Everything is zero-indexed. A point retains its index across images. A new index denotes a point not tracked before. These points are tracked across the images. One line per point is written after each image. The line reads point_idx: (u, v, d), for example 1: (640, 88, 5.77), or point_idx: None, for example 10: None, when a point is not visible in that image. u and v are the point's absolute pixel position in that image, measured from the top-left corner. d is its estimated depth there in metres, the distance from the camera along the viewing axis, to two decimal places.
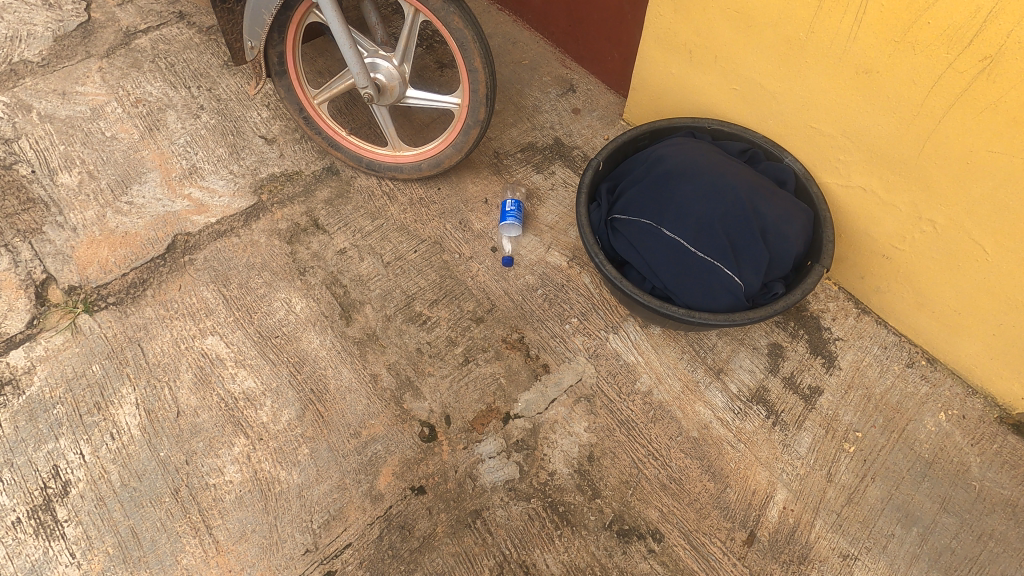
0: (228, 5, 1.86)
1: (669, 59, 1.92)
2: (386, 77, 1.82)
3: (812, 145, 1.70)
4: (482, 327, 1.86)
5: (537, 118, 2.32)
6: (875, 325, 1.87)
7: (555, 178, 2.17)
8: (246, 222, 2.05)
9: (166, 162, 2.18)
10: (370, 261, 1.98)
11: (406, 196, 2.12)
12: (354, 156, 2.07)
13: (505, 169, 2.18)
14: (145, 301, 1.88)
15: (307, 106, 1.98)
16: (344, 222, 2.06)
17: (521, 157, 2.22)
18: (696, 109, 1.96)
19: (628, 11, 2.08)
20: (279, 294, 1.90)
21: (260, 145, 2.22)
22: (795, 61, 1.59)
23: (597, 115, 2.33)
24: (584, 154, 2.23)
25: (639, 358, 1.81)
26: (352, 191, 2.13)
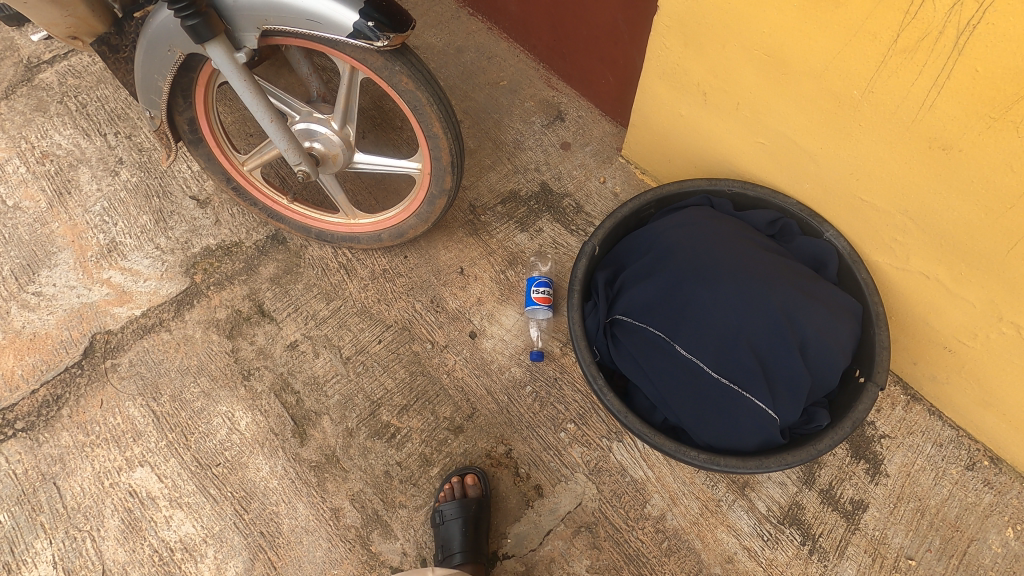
0: (120, 56, 1.47)
1: (677, 98, 1.54)
2: (324, 145, 1.45)
3: (860, 218, 1.35)
4: (461, 439, 1.57)
5: (520, 158, 1.94)
6: (927, 416, 1.58)
7: (543, 238, 1.82)
8: (177, 312, 1.72)
9: (80, 237, 1.83)
10: (326, 357, 1.67)
11: (366, 269, 1.79)
12: (302, 227, 1.73)
13: (483, 228, 1.83)
14: (59, 424, 1.58)
15: (235, 175, 1.61)
16: (294, 306, 1.73)
17: (502, 211, 1.86)
18: (710, 158, 1.59)
19: (625, 30, 1.68)
20: (219, 407, 1.60)
21: (191, 209, 1.87)
22: (843, 122, 1.22)
23: (590, 151, 1.95)
24: (577, 204, 1.87)
25: (649, 473, 1.52)
26: (302, 265, 1.79)
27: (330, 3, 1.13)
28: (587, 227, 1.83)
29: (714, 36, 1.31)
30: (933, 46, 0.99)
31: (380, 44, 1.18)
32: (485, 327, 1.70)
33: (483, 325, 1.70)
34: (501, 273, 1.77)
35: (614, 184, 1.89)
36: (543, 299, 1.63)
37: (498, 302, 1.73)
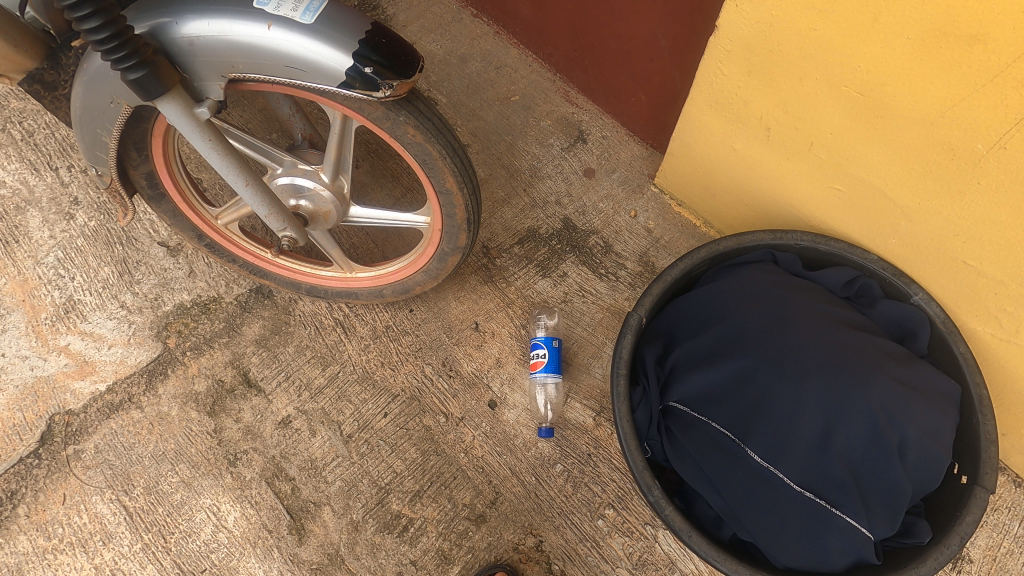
0: None
1: (729, 131, 1.29)
2: (312, 202, 1.21)
3: (958, 283, 1.13)
4: (485, 531, 1.37)
5: (538, 189, 1.70)
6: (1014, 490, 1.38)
7: (568, 284, 1.59)
8: (149, 385, 1.49)
9: (31, 295, 1.57)
10: (325, 436, 1.45)
11: (367, 326, 1.56)
12: (290, 283, 1.49)
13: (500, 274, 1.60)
14: (16, 526, 1.36)
15: (208, 231, 1.35)
16: (285, 374, 1.51)
17: (520, 253, 1.63)
18: (767, 198, 1.35)
19: (666, 49, 1.46)
20: (202, 500, 1.39)
21: (160, 259, 1.61)
22: (956, 179, 0.99)
23: (618, 178, 1.71)
24: (605, 242, 1.63)
25: (700, 566, 1.33)
26: (292, 323, 1.56)
27: (315, 45, 0.89)
28: (618, 270, 1.60)
29: (790, 67, 1.07)
30: None
31: (382, 94, 0.94)
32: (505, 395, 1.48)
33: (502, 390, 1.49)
34: (521, 329, 1.54)
35: (646, 218, 1.65)
36: (533, 362, 1.44)
37: (520, 364, 1.51)
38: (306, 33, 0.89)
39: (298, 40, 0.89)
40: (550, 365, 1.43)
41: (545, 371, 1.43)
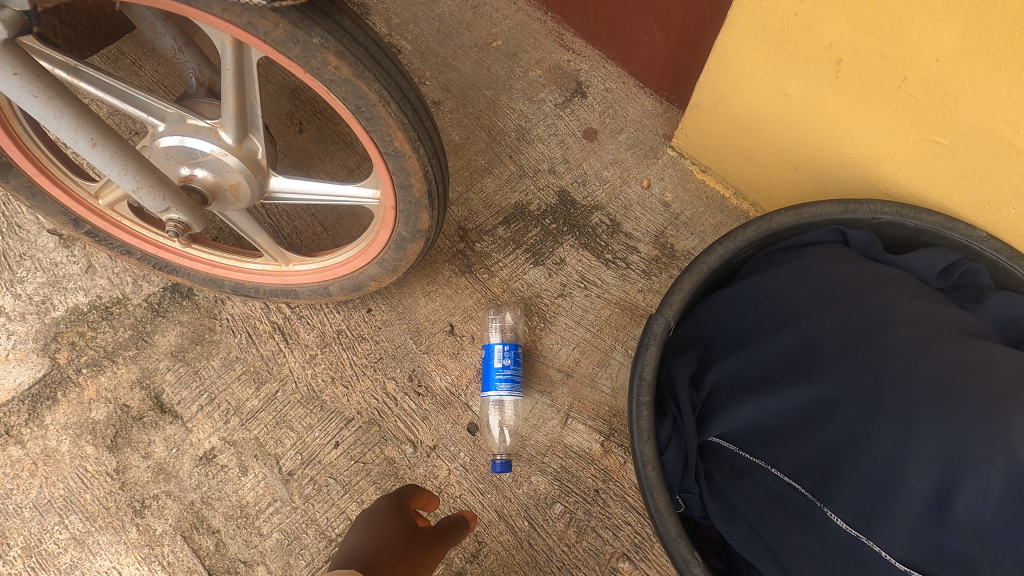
0: None
1: (783, 70, 0.97)
2: (212, 172, 0.87)
3: None
4: None
5: (527, 155, 1.37)
6: None
7: (565, 273, 1.27)
8: (33, 415, 1.16)
9: None
10: (258, 474, 1.14)
11: (313, 332, 1.24)
12: (209, 280, 1.16)
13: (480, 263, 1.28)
14: None
15: (84, 214, 1.02)
16: (208, 395, 1.19)
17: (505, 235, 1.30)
18: (831, 157, 1.04)
19: None
20: (99, 563, 1.08)
21: (49, 251, 1.27)
22: None
23: (625, 140, 1.38)
24: (611, 220, 1.31)
25: None
26: (218, 330, 1.23)
27: None
28: (628, 255, 1.28)
29: None
30: None
31: None
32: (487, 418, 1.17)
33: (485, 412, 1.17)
34: (497, 332, 1.23)
35: (662, 189, 1.33)
36: None
37: None
38: None
39: None
40: (486, 381, 1.14)
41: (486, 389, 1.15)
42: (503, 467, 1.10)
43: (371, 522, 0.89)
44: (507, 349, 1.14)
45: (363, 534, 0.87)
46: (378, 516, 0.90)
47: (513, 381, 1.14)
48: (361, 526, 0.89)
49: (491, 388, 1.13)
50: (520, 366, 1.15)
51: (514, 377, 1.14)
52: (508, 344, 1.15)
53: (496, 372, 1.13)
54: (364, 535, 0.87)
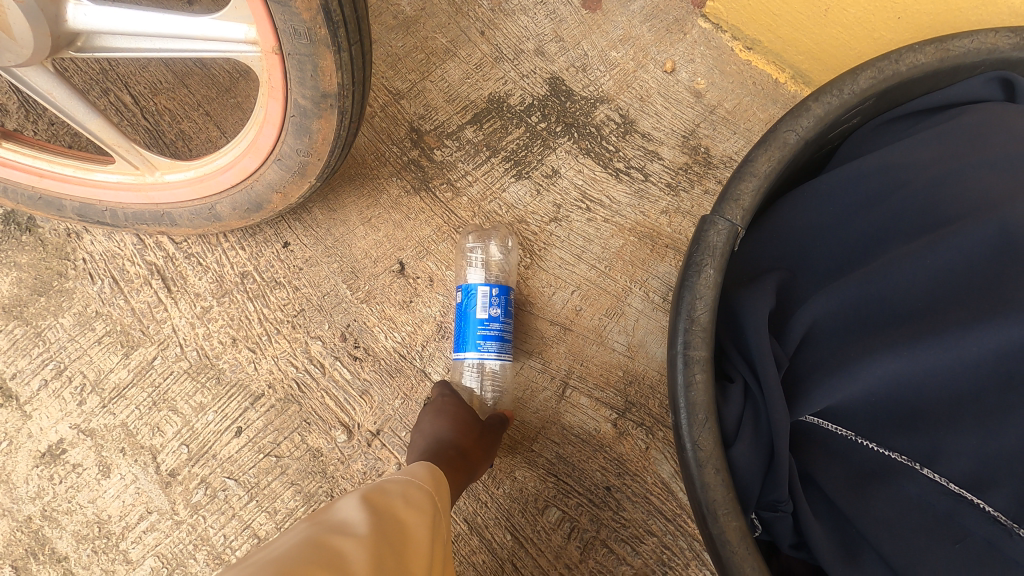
0: None
1: None
2: None
3: None
4: None
5: (505, 31, 0.99)
6: None
7: (560, 189, 0.91)
8: None
9: None
10: (124, 477, 0.80)
11: (206, 276, 0.88)
12: (37, 197, 0.80)
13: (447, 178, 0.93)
14: None
15: None
16: (55, 365, 0.84)
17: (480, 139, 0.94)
18: None
19: None
20: None
21: None
22: None
23: (640, 9, 1.00)
24: (623, 117, 0.94)
25: None
26: (70, 276, 0.87)
27: None
28: (647, 163, 0.92)
29: None
30: None
31: None
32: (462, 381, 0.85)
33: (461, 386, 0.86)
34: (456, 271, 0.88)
35: (692, 73, 0.96)
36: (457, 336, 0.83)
37: None
38: None
39: None
40: (466, 341, 0.78)
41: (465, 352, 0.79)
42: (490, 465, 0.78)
43: (444, 410, 0.74)
44: (495, 292, 0.78)
45: (436, 426, 0.73)
46: (452, 406, 0.74)
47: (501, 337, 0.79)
48: (429, 420, 0.74)
49: (470, 350, 0.78)
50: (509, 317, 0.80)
51: (504, 332, 0.79)
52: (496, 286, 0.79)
53: (482, 328, 0.78)
54: (436, 424, 0.73)
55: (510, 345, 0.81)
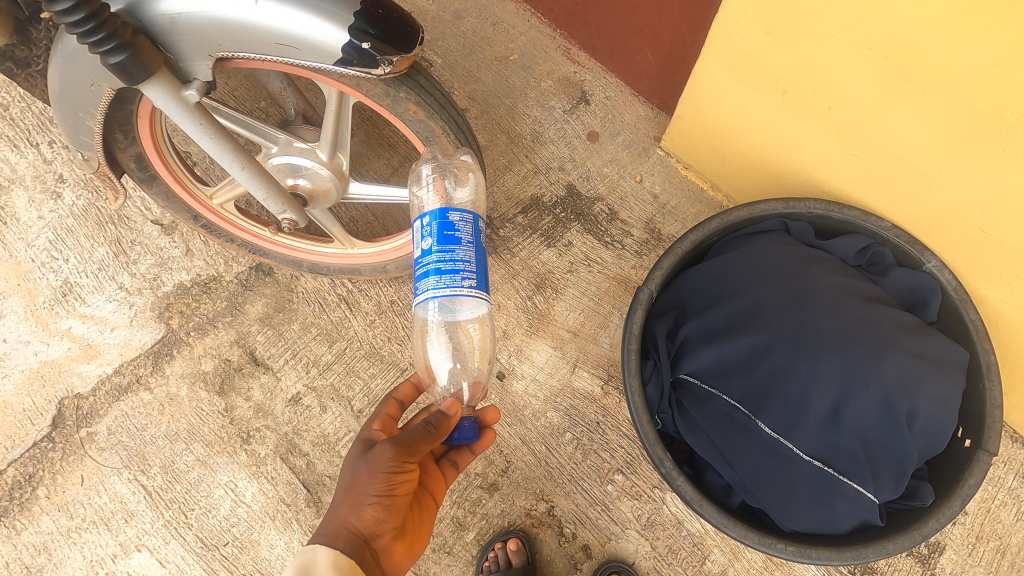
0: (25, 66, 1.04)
1: (742, 97, 1.22)
2: (310, 180, 1.17)
3: (973, 251, 1.12)
4: (498, 498, 1.41)
5: (540, 155, 1.64)
6: (1009, 444, 1.42)
7: (573, 253, 1.57)
8: (156, 367, 1.49)
9: (28, 279, 1.54)
10: (335, 412, 1.47)
11: (371, 301, 1.54)
12: (291, 260, 1.45)
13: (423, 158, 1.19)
14: (38, 507, 1.39)
15: (203, 211, 1.31)
16: (291, 351, 1.51)
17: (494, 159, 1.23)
18: (782, 165, 1.30)
19: (685, 33, 1.41)
20: (219, 477, 1.42)
21: (154, 238, 1.57)
22: (979, 145, 0.95)
23: (622, 141, 1.65)
24: (610, 209, 1.60)
25: (707, 525, 1.38)
26: (296, 301, 1.54)
27: (312, 22, 0.82)
28: (624, 238, 1.57)
29: (806, 22, 0.99)
30: None
31: (381, 71, 0.89)
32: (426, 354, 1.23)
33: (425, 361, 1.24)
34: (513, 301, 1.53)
35: (652, 182, 1.61)
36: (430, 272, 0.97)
37: (527, 335, 1.50)
38: (300, 8, 0.82)
39: (291, 16, 0.82)
40: (415, 274, 0.94)
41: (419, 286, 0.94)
42: (467, 435, 0.97)
43: (347, 475, 0.92)
44: (428, 223, 0.92)
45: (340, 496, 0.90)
46: (351, 470, 0.92)
47: (440, 269, 0.90)
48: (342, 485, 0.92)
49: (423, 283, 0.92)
50: (449, 244, 0.91)
51: (442, 265, 0.90)
52: (431, 216, 0.93)
53: (423, 253, 0.92)
54: (348, 477, 0.91)
55: (456, 277, 0.90)
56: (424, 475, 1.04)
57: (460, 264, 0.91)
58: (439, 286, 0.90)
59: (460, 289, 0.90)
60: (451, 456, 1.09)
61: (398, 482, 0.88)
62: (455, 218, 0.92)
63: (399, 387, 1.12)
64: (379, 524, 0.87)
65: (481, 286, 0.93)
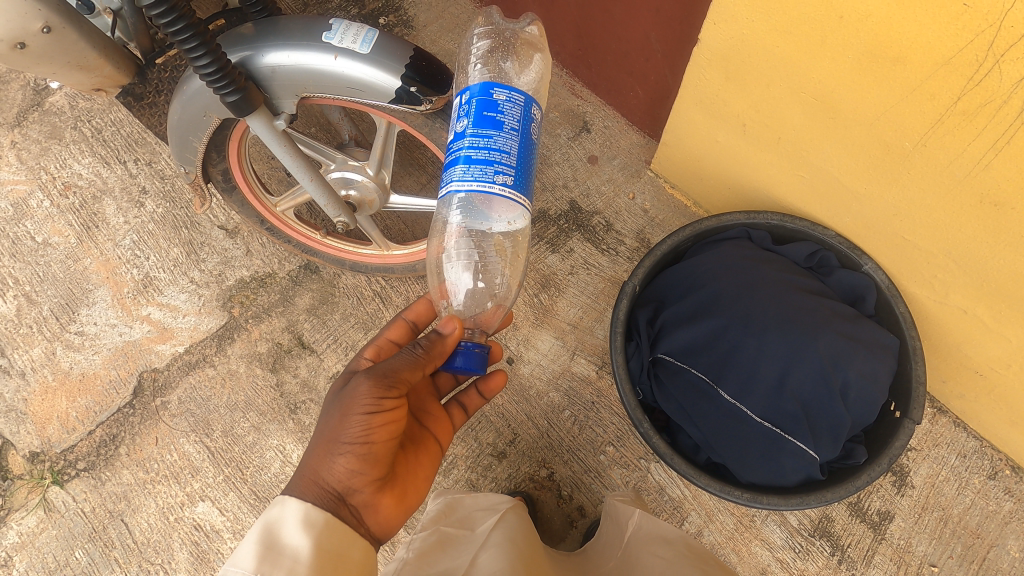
0: (146, 99, 1.31)
1: (711, 127, 1.49)
2: (360, 192, 1.46)
3: (900, 255, 1.36)
4: (505, 464, 1.65)
5: (547, 175, 1.92)
6: (953, 428, 1.62)
7: (574, 258, 1.83)
8: (219, 347, 1.76)
9: (115, 272, 1.84)
10: None
11: (401, 296, 1.81)
12: (335, 260, 1.72)
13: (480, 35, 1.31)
14: (119, 462, 1.66)
15: (268, 216, 1.60)
16: (333, 337, 1.77)
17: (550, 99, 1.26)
18: (748, 186, 1.57)
19: (667, 75, 1.69)
20: (270, 441, 1.68)
21: (221, 240, 1.86)
22: (891, 167, 1.20)
23: (618, 164, 1.93)
24: (606, 222, 1.86)
25: (686, 491, 1.61)
26: (337, 294, 1.81)
27: (374, 72, 1.13)
28: (618, 246, 1.83)
29: (754, 71, 1.25)
30: (995, 113, 0.97)
31: (424, 107, 1.18)
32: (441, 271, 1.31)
33: (440, 280, 1.31)
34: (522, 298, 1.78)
35: (643, 199, 1.88)
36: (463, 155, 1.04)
37: (533, 327, 1.76)
38: (366, 63, 1.13)
39: (359, 68, 1.13)
40: (450, 158, 1.02)
41: (449, 173, 1.02)
42: (463, 363, 1.06)
43: (324, 423, 1.02)
44: (482, 99, 0.99)
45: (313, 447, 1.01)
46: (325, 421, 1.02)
47: (472, 159, 0.98)
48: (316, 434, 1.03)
49: (458, 162, 0.99)
50: (489, 129, 0.98)
51: (475, 156, 0.98)
52: (480, 97, 0.99)
53: (457, 137, 1.01)
54: (323, 426, 1.02)
55: (488, 169, 0.97)
56: (429, 415, 1.25)
57: (496, 156, 0.98)
58: (466, 176, 0.98)
59: (489, 186, 0.97)
60: (458, 400, 1.32)
61: (373, 427, 0.99)
62: (500, 106, 0.99)
63: (411, 307, 1.29)
64: (352, 472, 0.98)
65: (511, 187, 0.99)
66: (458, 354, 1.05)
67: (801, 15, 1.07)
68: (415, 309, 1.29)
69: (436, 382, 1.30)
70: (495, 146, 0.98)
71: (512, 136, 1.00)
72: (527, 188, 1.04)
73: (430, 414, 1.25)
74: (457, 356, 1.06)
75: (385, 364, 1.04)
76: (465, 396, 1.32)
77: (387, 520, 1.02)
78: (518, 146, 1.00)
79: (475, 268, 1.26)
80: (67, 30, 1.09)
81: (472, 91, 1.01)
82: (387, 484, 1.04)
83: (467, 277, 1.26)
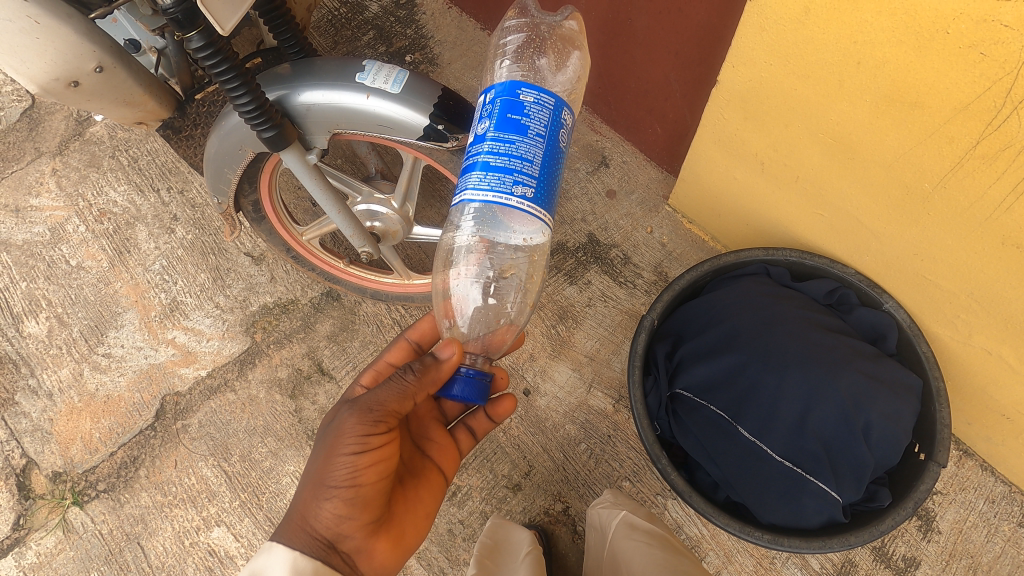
0: (183, 133, 1.37)
1: (730, 165, 1.51)
2: (384, 223, 1.50)
3: (921, 294, 1.36)
4: (520, 497, 1.63)
5: (566, 208, 1.95)
6: (980, 472, 1.58)
7: (592, 290, 1.84)
8: (241, 372, 1.79)
9: (143, 296, 1.89)
10: None
11: None
12: (357, 288, 1.76)
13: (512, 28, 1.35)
14: (138, 484, 1.68)
15: (294, 245, 1.64)
16: (352, 363, 1.79)
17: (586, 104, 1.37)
18: (767, 223, 1.58)
19: (686, 114, 1.73)
20: (287, 466, 1.69)
21: (247, 267, 1.91)
22: (911, 209, 1.21)
23: (636, 198, 1.95)
24: (624, 255, 1.88)
25: (704, 530, 1.58)
26: (358, 322, 1.84)
27: (403, 110, 1.18)
28: (635, 279, 1.85)
29: (774, 112, 1.28)
30: (1015, 157, 0.98)
31: (449, 144, 1.22)
32: (446, 289, 1.30)
33: (445, 296, 1.30)
34: (539, 329, 1.80)
35: (661, 233, 1.90)
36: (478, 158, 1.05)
37: (550, 358, 1.76)
38: (395, 101, 1.18)
39: (388, 106, 1.18)
40: (468, 162, 1.03)
41: (464, 179, 1.03)
42: (459, 392, 1.01)
43: (311, 463, 1.02)
44: (507, 101, 1.01)
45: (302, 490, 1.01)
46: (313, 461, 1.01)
47: (489, 167, 0.99)
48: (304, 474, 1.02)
49: (475, 165, 1.01)
50: (511, 134, 1.00)
51: (492, 163, 0.99)
52: (505, 100, 1.01)
53: (476, 142, 1.02)
54: (312, 466, 1.01)
55: (505, 177, 0.98)
56: (437, 443, 1.26)
57: (515, 164, 0.99)
58: (482, 183, 0.99)
59: (504, 197, 0.98)
60: (468, 425, 1.33)
61: (361, 469, 0.98)
62: (525, 111, 1.00)
63: (414, 326, 1.34)
64: (342, 517, 0.98)
65: (529, 198, 1.00)
66: (454, 383, 1.01)
67: (821, 60, 1.09)
68: (419, 328, 1.34)
69: (440, 407, 1.31)
70: (513, 155, 0.99)
71: (531, 143, 1.00)
72: (546, 198, 1.03)
73: (436, 441, 1.26)
74: (454, 384, 1.01)
75: (370, 397, 1.01)
76: (472, 420, 1.33)
77: (381, 563, 1.03)
78: (537, 155, 1.01)
79: (487, 284, 1.27)
80: (117, 69, 1.16)
81: (498, 89, 1.03)
82: (380, 526, 1.04)
83: (478, 293, 1.26)
